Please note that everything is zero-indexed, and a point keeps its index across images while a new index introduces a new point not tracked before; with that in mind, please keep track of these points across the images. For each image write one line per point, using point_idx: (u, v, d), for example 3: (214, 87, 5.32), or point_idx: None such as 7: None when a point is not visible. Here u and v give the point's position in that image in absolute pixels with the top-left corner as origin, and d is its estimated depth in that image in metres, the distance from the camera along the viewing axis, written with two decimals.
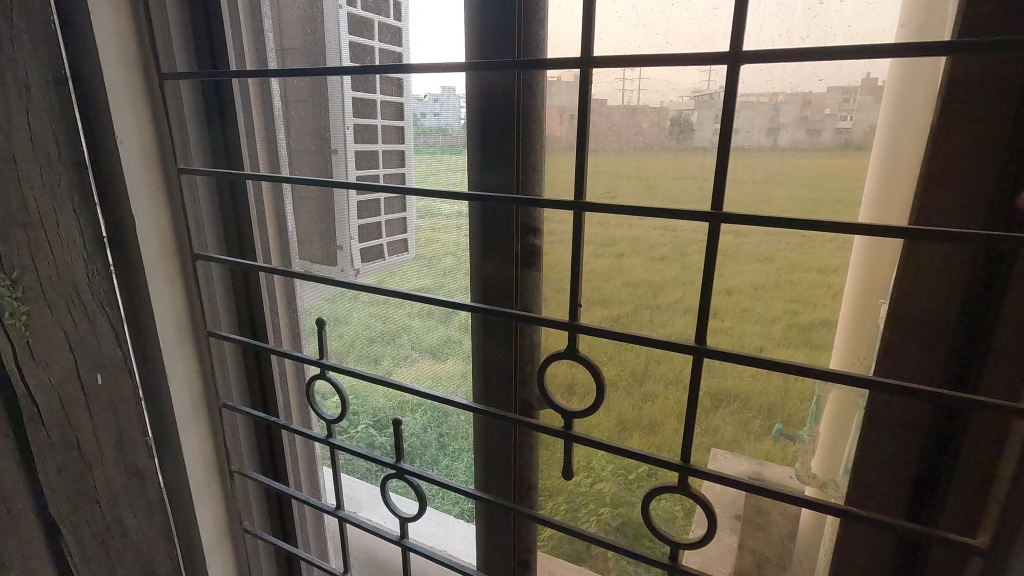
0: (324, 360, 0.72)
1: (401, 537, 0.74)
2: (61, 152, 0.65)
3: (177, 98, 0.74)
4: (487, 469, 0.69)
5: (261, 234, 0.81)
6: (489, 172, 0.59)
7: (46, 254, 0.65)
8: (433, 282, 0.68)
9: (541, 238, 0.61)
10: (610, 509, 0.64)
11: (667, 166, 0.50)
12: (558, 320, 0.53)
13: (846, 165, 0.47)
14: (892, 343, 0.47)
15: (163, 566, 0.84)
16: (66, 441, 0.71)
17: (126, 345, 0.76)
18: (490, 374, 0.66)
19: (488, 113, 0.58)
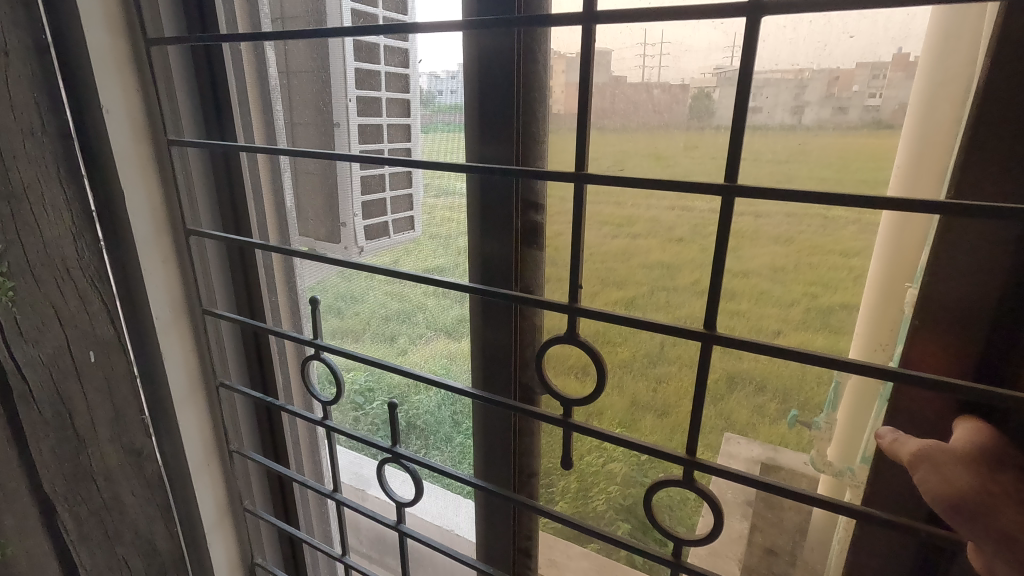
0: (318, 339, 0.71)
1: (398, 522, 0.73)
2: (44, 121, 0.62)
3: (165, 65, 0.71)
4: (489, 451, 0.69)
5: (257, 209, 0.79)
6: (491, 145, 0.57)
7: (32, 229, 0.63)
8: (448, 262, 0.66)
9: (543, 215, 0.59)
10: (620, 489, 0.64)
11: (679, 143, 0.48)
12: (558, 306, 0.52)
13: (874, 144, 0.45)
14: (918, 326, 0.46)
15: (164, 545, 0.84)
16: (59, 419, 0.69)
17: (120, 322, 0.74)
18: (491, 357, 0.65)
19: (490, 82, 0.55)
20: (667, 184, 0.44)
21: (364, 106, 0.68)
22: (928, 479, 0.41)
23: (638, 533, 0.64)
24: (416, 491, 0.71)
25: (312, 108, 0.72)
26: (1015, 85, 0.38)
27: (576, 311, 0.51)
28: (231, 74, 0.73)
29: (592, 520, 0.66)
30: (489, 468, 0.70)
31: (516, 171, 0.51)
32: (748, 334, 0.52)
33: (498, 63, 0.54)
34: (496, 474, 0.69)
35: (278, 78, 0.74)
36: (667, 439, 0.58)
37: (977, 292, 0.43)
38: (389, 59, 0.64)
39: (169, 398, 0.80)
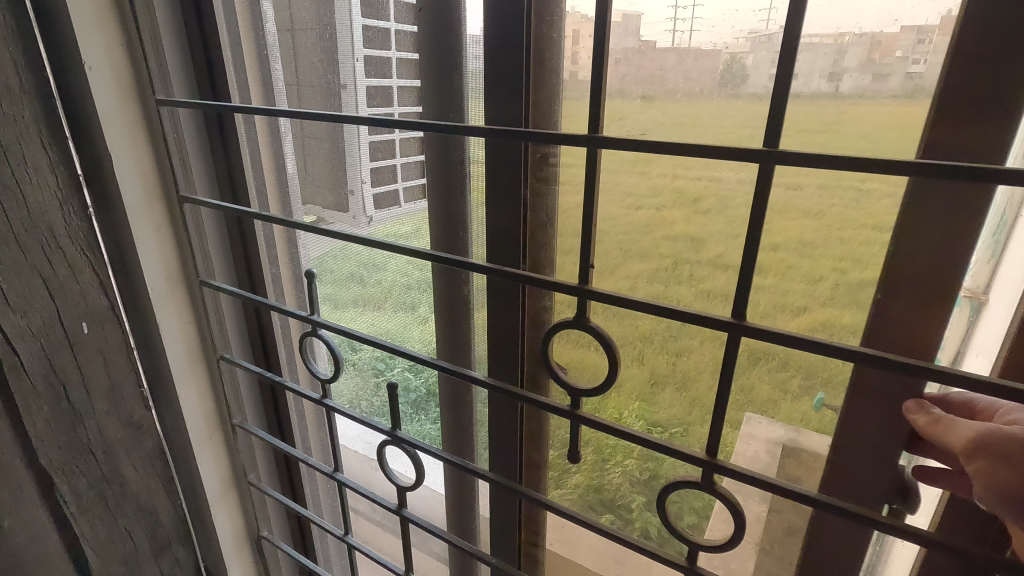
0: (315, 315, 0.69)
1: (400, 507, 0.74)
2: (22, 79, 0.59)
3: (151, 17, 0.66)
4: (500, 432, 0.67)
5: (256, 178, 0.76)
6: (497, 110, 0.53)
7: (13, 193, 0.60)
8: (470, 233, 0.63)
9: (554, 184, 0.57)
10: (637, 462, 0.62)
11: (706, 117, 0.46)
12: (567, 290, 0.50)
13: (906, 113, 0.41)
14: (887, 302, 0.45)
15: (168, 516, 0.83)
16: (53, 392, 0.67)
17: (113, 291, 0.72)
18: (496, 337, 0.63)
19: (500, 41, 0.51)
20: (700, 150, 0.41)
21: (372, 67, 0.64)
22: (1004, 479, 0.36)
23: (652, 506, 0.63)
24: (417, 476, 0.71)
25: (315, 67, 0.69)
26: (996, 49, 0.37)
27: (589, 295, 0.49)
28: (224, 31, 0.70)
29: (609, 489, 0.65)
30: (495, 449, 0.68)
31: (533, 136, 0.48)
32: (786, 324, 0.50)
33: (505, 19, 0.50)
34: (501, 455, 0.68)
35: (277, 34, 0.70)
36: (686, 415, 0.57)
37: (950, 270, 0.41)
38: (399, 15, 0.61)
39: (168, 369, 0.78)
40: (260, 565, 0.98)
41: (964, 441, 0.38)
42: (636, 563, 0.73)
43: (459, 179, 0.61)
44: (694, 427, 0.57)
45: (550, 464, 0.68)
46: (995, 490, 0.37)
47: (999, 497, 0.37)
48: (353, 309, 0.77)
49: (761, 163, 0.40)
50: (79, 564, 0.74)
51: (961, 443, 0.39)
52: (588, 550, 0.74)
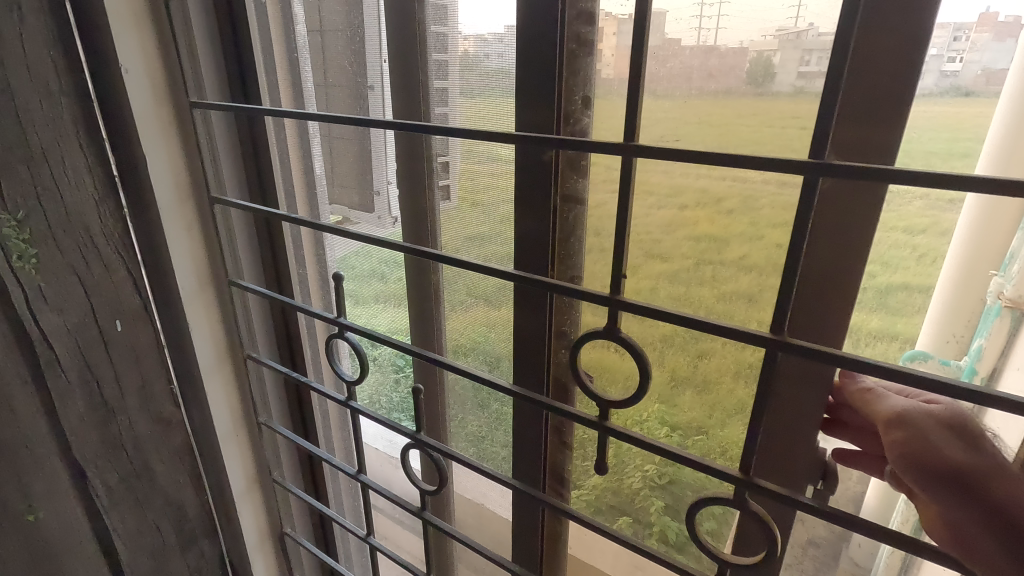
0: (340, 318, 0.69)
1: (422, 510, 0.75)
2: (63, 81, 0.61)
3: (186, 21, 0.67)
4: (522, 437, 0.67)
5: (285, 179, 0.77)
6: (532, 111, 0.53)
7: (52, 193, 0.62)
8: (490, 231, 0.63)
9: (587, 189, 0.56)
10: (656, 467, 0.61)
11: (746, 118, 0.44)
12: (597, 297, 0.48)
13: (935, 113, 0.42)
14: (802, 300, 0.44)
15: (195, 511, 0.85)
16: (86, 387, 0.69)
17: (146, 290, 0.73)
18: (523, 340, 0.62)
19: (534, 42, 0.51)
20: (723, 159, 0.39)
21: (399, 68, 0.64)
22: (916, 449, 0.40)
23: (672, 511, 0.62)
24: (439, 481, 0.72)
25: (344, 69, 0.69)
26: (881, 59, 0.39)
27: (618, 304, 0.47)
28: (256, 33, 0.70)
29: (628, 491, 0.64)
30: (517, 452, 0.68)
31: (567, 142, 0.46)
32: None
33: (536, 20, 0.50)
34: (525, 461, 0.68)
35: (308, 36, 0.71)
36: (705, 418, 0.56)
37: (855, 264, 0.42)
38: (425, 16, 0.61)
39: (197, 367, 0.79)
40: (284, 564, 0.99)
41: (890, 412, 0.42)
42: (655, 569, 0.73)
43: (420, 171, 0.66)
44: (715, 430, 0.56)
45: (574, 469, 0.68)
46: (906, 459, 0.41)
47: (915, 466, 0.40)
48: (374, 306, 0.78)
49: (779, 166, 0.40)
50: (109, 555, 0.77)
51: (886, 414, 0.42)
52: (606, 554, 0.74)
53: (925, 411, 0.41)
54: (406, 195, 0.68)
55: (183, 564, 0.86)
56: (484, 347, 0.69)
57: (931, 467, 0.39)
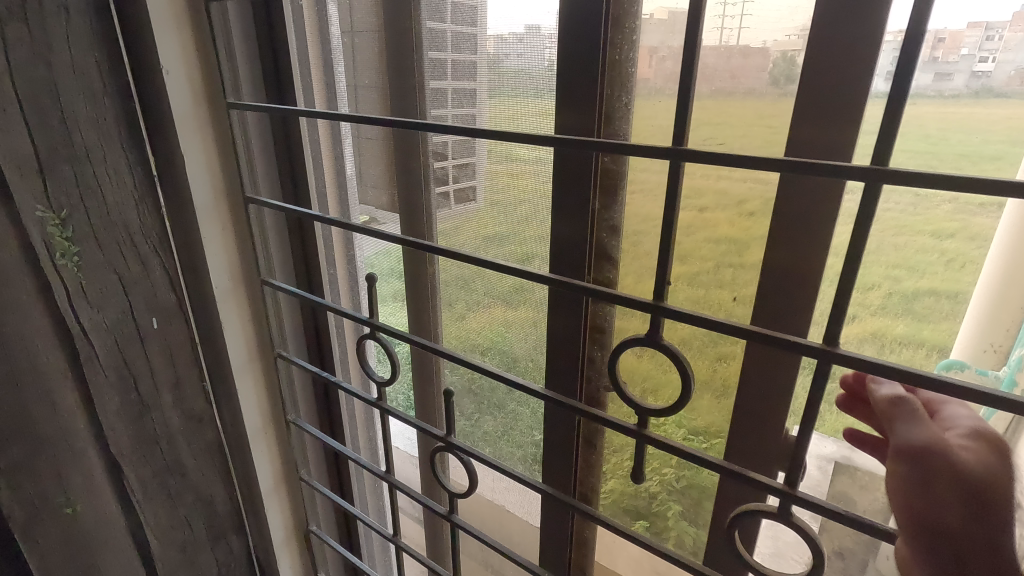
0: (375, 320, 0.69)
1: (450, 512, 0.75)
2: (106, 83, 0.63)
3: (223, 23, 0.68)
4: (551, 440, 0.67)
5: (316, 179, 0.78)
6: (572, 113, 0.53)
7: (94, 192, 0.64)
8: (508, 231, 0.63)
9: (622, 208, 0.55)
10: (674, 470, 0.61)
11: (752, 120, 0.45)
12: (639, 303, 0.47)
13: (963, 115, 0.41)
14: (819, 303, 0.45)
15: (223, 505, 0.87)
16: (124, 383, 0.71)
17: (181, 287, 0.75)
18: (556, 343, 0.62)
19: (575, 45, 0.51)
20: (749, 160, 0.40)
21: (428, 69, 0.64)
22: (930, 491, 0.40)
23: (689, 514, 0.61)
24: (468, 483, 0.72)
25: (375, 68, 0.68)
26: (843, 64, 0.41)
27: (660, 311, 0.46)
28: (292, 34, 0.72)
29: (646, 495, 0.63)
30: (546, 455, 0.68)
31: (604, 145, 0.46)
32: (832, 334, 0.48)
33: (580, 20, 0.50)
34: (557, 465, 0.68)
35: (341, 37, 0.71)
36: (723, 423, 0.55)
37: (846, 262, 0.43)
38: (456, 16, 0.60)
39: (228, 366, 0.80)
40: (309, 561, 1.00)
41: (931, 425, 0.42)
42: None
43: (417, 178, 0.69)
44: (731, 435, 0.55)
45: (604, 473, 0.66)
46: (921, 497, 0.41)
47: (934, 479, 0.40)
48: (393, 304, 0.79)
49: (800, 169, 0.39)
50: (143, 549, 0.78)
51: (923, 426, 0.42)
52: (629, 559, 0.73)
53: (966, 447, 0.40)
54: (404, 194, 0.71)
55: (213, 559, 0.87)
56: (502, 347, 0.69)
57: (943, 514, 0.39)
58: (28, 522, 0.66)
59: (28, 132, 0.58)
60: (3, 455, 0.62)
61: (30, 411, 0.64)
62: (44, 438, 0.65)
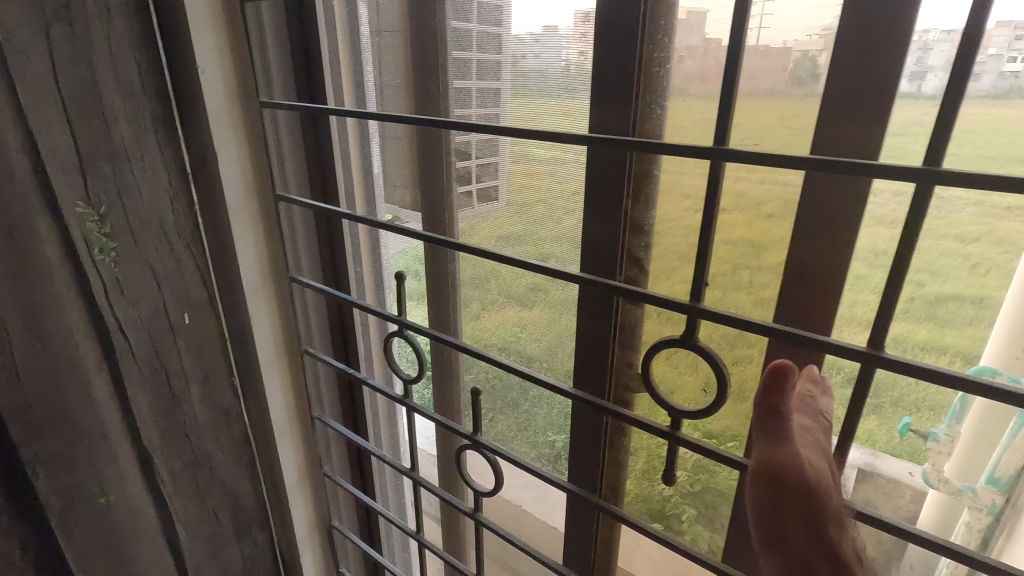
0: (402, 317, 0.70)
1: (474, 511, 0.75)
2: (144, 81, 0.64)
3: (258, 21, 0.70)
4: (576, 440, 0.67)
5: (345, 178, 0.79)
6: (603, 112, 0.54)
7: (131, 189, 0.65)
8: (524, 231, 0.64)
9: (654, 213, 0.55)
10: (689, 473, 0.60)
11: (773, 120, 0.45)
12: (677, 303, 0.47)
13: (996, 116, 0.40)
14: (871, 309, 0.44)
15: (248, 498, 0.88)
16: (156, 377, 0.72)
17: (212, 284, 0.77)
18: (586, 344, 0.62)
19: (609, 51, 0.51)
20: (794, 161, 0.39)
21: (456, 68, 0.64)
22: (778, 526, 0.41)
23: (704, 518, 0.61)
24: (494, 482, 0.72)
25: (402, 68, 0.69)
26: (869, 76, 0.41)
27: (698, 312, 0.46)
28: (324, 35, 0.73)
29: (662, 499, 0.63)
30: (572, 456, 0.68)
31: (639, 143, 0.46)
32: (854, 338, 0.47)
33: (618, 23, 0.50)
34: (583, 464, 0.67)
35: (369, 37, 0.71)
36: (739, 427, 0.55)
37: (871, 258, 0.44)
38: (482, 17, 0.60)
39: (256, 361, 0.82)
40: (330, 555, 1.02)
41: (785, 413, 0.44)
42: None
43: (440, 177, 0.69)
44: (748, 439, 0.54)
45: (627, 475, 0.66)
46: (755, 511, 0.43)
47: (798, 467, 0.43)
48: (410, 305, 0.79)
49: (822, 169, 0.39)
50: (172, 540, 0.79)
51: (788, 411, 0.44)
52: (647, 563, 0.73)
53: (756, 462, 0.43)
54: (430, 193, 0.71)
55: (238, 551, 0.89)
56: (516, 347, 0.69)
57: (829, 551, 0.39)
58: (64, 511, 0.67)
59: (69, 129, 0.59)
60: (40, 445, 0.63)
61: (67, 403, 0.65)
62: (80, 429, 0.66)
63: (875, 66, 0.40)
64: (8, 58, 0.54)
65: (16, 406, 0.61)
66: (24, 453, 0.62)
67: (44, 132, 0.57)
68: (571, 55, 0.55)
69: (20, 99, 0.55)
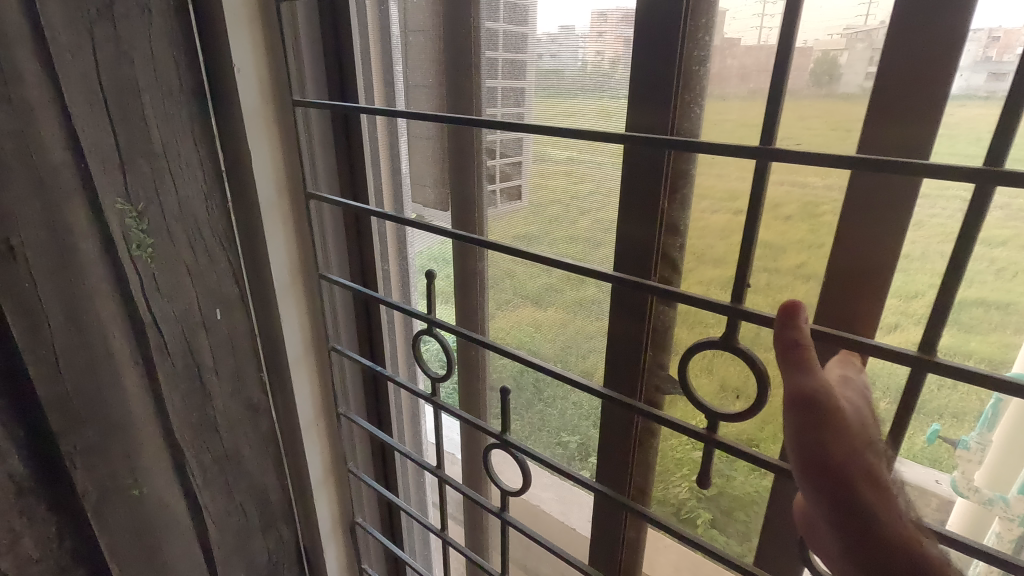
0: (430, 315, 0.71)
1: (501, 510, 0.75)
2: (182, 80, 0.66)
3: (293, 21, 0.71)
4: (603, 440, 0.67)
5: (375, 178, 0.80)
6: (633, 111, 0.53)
7: (168, 186, 0.67)
8: (540, 231, 0.64)
9: (688, 211, 0.54)
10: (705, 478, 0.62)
11: (815, 120, 0.45)
12: (721, 305, 0.47)
13: None
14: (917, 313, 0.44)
15: (275, 493, 0.90)
16: (189, 371, 0.74)
17: (242, 280, 0.78)
18: (613, 345, 0.62)
19: (644, 59, 0.51)
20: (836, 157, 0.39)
21: (488, 67, 0.63)
22: (815, 448, 0.39)
23: (720, 522, 0.62)
24: (523, 482, 0.72)
25: (430, 67, 0.69)
26: (919, 87, 0.40)
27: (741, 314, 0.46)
28: (356, 36, 0.73)
29: (677, 506, 0.65)
30: (600, 458, 0.67)
31: (669, 141, 0.46)
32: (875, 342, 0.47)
33: (655, 30, 0.49)
34: (612, 467, 0.67)
35: (399, 36, 0.71)
36: (754, 431, 0.55)
37: (887, 258, 0.44)
38: (507, 15, 0.60)
39: (285, 357, 0.83)
40: (352, 549, 1.03)
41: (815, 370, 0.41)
42: None
43: (471, 175, 0.68)
44: (764, 444, 0.55)
45: (656, 477, 0.65)
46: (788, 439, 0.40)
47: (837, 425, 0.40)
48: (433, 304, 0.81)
49: (844, 165, 0.39)
50: (201, 532, 0.81)
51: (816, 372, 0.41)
52: (665, 566, 0.73)
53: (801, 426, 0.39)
54: (458, 190, 0.71)
55: (263, 545, 0.91)
56: (529, 346, 0.70)
57: (869, 476, 0.38)
58: (99, 502, 0.69)
59: (111, 128, 0.61)
60: (78, 437, 0.65)
61: (104, 396, 0.66)
62: (116, 422, 0.68)
63: (924, 78, 0.40)
64: (55, 59, 0.55)
65: (56, 398, 0.62)
66: (62, 444, 0.64)
67: (87, 130, 0.59)
68: (588, 55, 0.55)
69: (65, 98, 0.57)
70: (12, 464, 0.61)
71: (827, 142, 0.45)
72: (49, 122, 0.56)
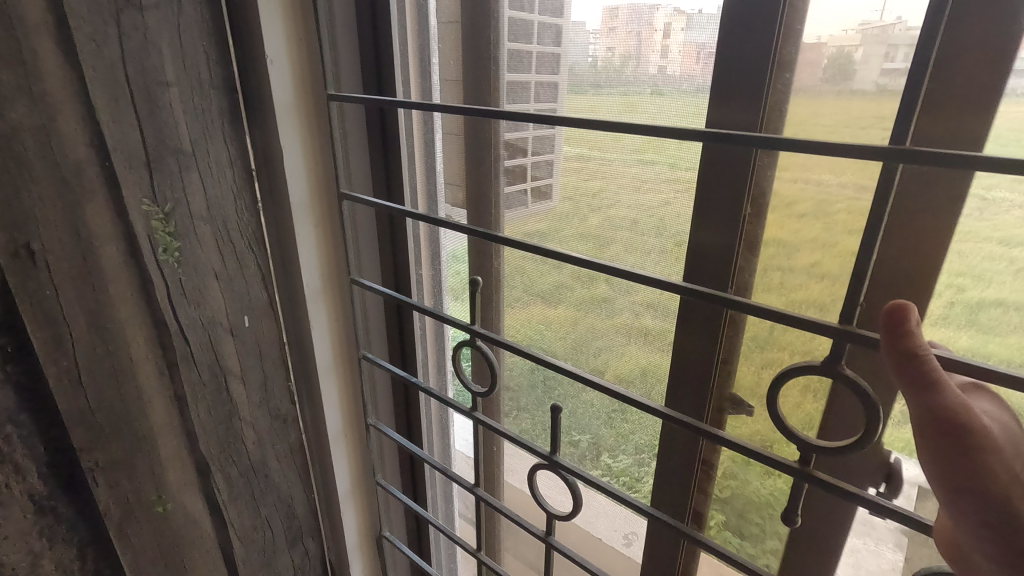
0: (473, 325, 0.69)
1: (547, 534, 0.74)
2: (212, 73, 0.67)
3: (329, 18, 0.72)
4: (620, 433, 0.67)
5: (409, 179, 0.80)
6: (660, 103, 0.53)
7: (197, 188, 0.69)
8: (546, 228, 0.65)
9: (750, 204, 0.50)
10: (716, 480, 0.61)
11: (845, 117, 0.45)
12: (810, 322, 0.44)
13: None
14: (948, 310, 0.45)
15: (302, 508, 0.92)
16: (215, 381, 0.76)
17: (272, 286, 0.80)
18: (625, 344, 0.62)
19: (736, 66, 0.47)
20: (847, 151, 0.40)
21: (513, 61, 0.63)
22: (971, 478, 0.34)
23: (733, 525, 0.61)
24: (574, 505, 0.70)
25: (456, 62, 0.68)
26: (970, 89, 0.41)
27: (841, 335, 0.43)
28: (394, 32, 0.73)
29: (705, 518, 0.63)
30: (624, 460, 0.67)
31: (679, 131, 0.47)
32: None
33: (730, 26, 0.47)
34: (664, 488, 0.64)
35: (438, 28, 0.70)
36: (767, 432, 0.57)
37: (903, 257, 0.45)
38: (543, 6, 0.59)
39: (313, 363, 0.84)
40: (379, 561, 1.04)
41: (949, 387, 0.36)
42: None
43: (488, 169, 0.68)
44: (778, 444, 0.56)
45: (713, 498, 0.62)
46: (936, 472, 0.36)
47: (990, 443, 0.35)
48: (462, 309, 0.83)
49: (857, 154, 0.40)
50: (225, 547, 0.83)
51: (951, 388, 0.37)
52: None
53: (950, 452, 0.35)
54: (473, 186, 0.71)
55: (290, 560, 0.93)
56: (540, 342, 0.70)
57: None
58: (124, 519, 0.70)
59: (139, 126, 0.62)
60: (100, 452, 0.67)
61: (129, 407, 0.68)
62: (139, 434, 0.69)
63: (972, 79, 0.40)
64: (81, 51, 0.57)
65: (79, 413, 0.64)
66: (85, 460, 0.66)
67: (111, 125, 0.60)
68: (598, 51, 0.56)
69: (90, 92, 0.58)
70: (30, 483, 0.62)
71: (842, 138, 0.45)
72: (73, 118, 0.58)
